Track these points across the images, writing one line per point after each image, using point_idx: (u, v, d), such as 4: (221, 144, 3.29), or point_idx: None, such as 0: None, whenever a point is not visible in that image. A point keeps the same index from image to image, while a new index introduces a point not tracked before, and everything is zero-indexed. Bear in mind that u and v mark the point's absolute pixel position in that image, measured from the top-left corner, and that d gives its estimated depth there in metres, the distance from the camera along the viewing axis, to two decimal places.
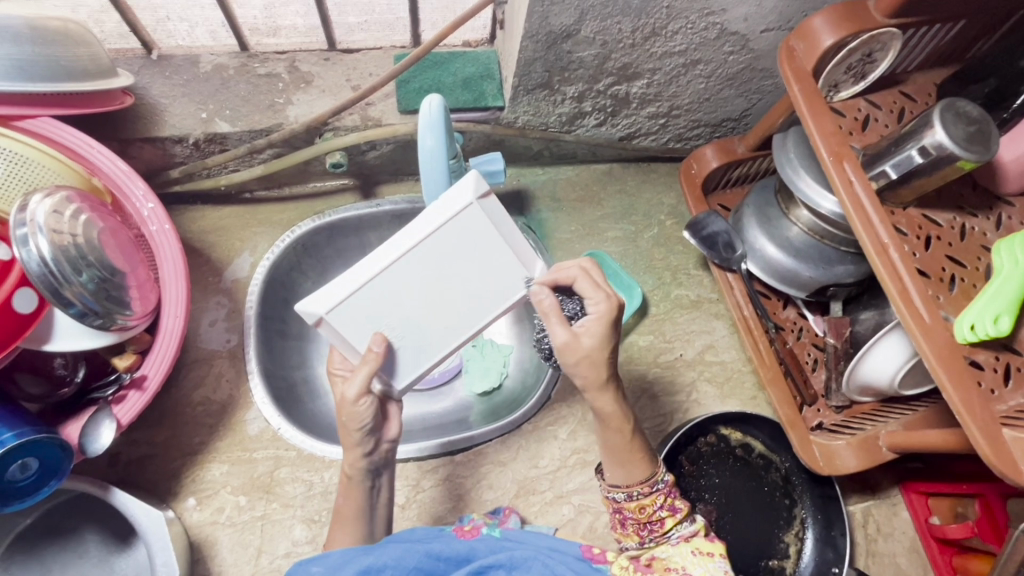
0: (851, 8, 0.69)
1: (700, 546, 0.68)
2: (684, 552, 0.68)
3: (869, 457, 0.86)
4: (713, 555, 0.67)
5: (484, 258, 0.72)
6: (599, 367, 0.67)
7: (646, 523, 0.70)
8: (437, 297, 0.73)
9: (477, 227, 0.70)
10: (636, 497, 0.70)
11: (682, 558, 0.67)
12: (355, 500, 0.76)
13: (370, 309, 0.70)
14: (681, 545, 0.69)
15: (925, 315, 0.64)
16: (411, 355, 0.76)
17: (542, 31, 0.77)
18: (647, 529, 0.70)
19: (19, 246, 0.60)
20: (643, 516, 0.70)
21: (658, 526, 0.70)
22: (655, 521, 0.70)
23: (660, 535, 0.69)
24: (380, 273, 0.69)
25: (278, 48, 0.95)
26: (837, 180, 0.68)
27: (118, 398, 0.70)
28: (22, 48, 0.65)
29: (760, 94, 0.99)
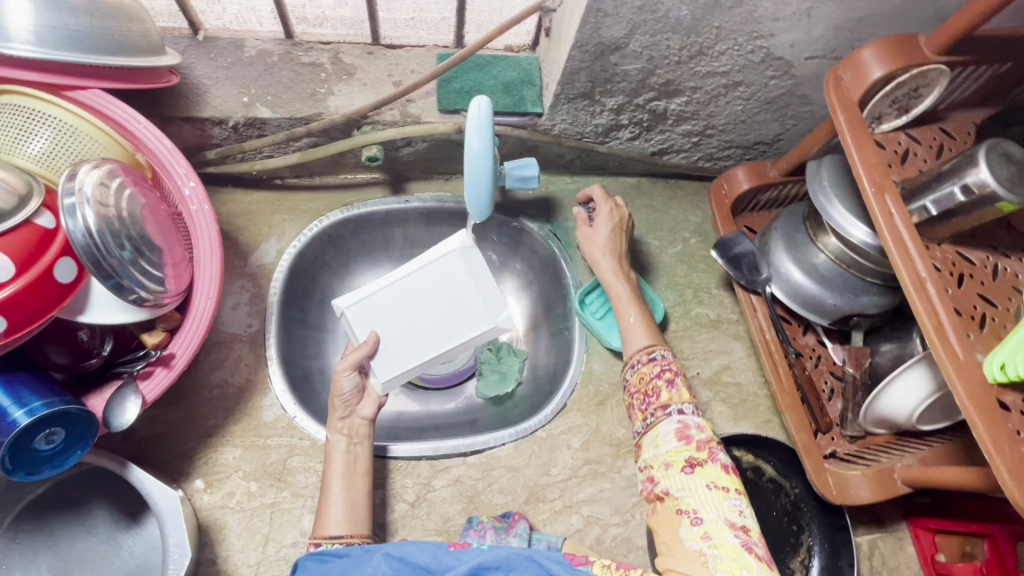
0: (901, 41, 0.69)
1: (714, 479, 0.72)
2: (700, 486, 0.72)
3: (883, 490, 0.86)
4: (727, 490, 0.71)
5: (462, 292, 0.87)
6: (613, 244, 0.96)
7: (645, 395, 0.81)
8: (420, 316, 0.87)
9: (460, 267, 0.87)
10: (638, 368, 0.84)
11: (698, 497, 0.71)
12: (336, 467, 0.79)
13: (372, 310, 0.86)
14: (696, 475, 0.73)
15: (958, 352, 0.64)
16: (389, 361, 0.85)
17: (592, 42, 0.78)
18: (652, 405, 0.80)
19: (66, 215, 0.60)
20: (645, 387, 0.82)
21: (657, 398, 0.80)
22: (654, 394, 0.81)
23: (660, 408, 0.79)
24: (382, 286, 0.87)
25: (323, 38, 0.96)
26: (877, 212, 0.69)
27: (145, 374, 0.70)
28: (79, 19, 0.66)
29: (795, 120, 0.99)
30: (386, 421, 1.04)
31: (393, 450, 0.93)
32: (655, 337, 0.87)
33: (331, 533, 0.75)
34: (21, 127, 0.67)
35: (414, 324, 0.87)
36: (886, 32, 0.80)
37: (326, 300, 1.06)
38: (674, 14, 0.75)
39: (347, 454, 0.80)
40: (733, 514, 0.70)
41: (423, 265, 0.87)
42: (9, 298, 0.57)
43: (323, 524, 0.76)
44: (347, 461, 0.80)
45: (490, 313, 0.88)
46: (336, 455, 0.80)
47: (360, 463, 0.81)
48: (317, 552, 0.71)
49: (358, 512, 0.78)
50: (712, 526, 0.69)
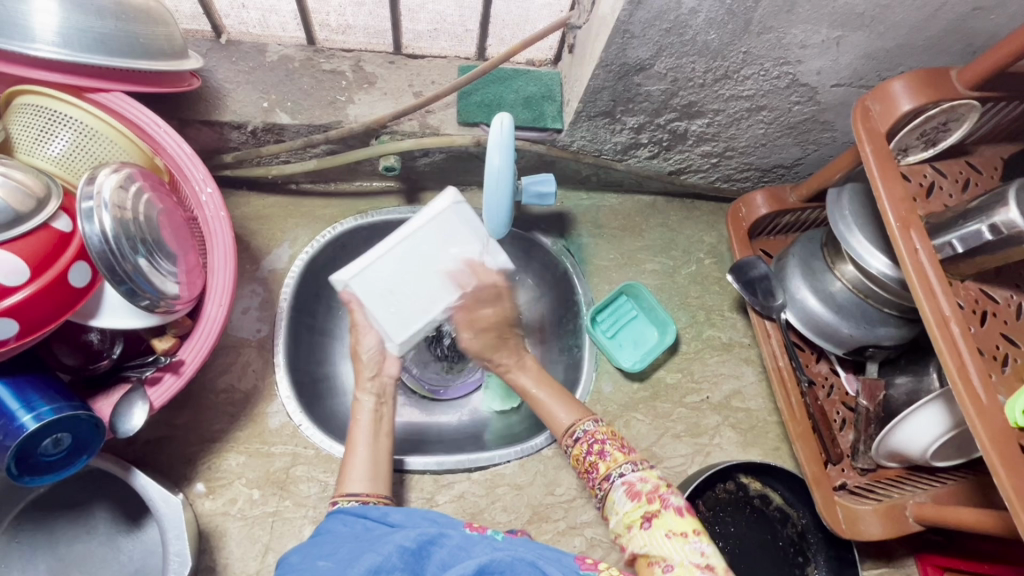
0: (932, 75, 0.68)
1: (671, 526, 0.66)
2: (659, 538, 0.65)
3: (894, 527, 0.85)
4: (687, 535, 0.65)
5: (462, 243, 0.87)
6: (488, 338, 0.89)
7: (586, 471, 0.78)
8: (427, 275, 0.85)
9: (455, 220, 0.86)
10: (570, 450, 0.80)
11: (659, 546, 0.65)
12: (362, 424, 0.80)
13: (379, 279, 0.83)
14: (655, 529, 0.66)
15: (981, 395, 0.63)
16: (402, 320, 0.84)
17: (616, 62, 0.77)
18: (595, 479, 0.76)
19: (83, 219, 0.60)
20: (583, 466, 0.78)
21: (597, 471, 0.76)
22: (592, 468, 0.77)
23: (602, 479, 0.75)
24: (382, 251, 0.84)
25: (345, 45, 0.96)
26: (901, 247, 0.68)
27: (153, 379, 0.70)
28: (106, 22, 0.66)
29: (817, 145, 0.98)
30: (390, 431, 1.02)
31: (409, 463, 0.91)
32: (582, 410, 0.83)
33: (350, 490, 0.74)
34: (42, 128, 0.66)
35: (420, 283, 0.84)
36: (915, 64, 0.79)
37: (335, 306, 1.06)
38: (701, 37, 0.74)
39: (373, 412, 0.82)
40: (697, 558, 0.63)
41: (421, 226, 0.85)
42: (23, 301, 0.56)
43: (345, 481, 0.75)
44: (371, 422, 0.81)
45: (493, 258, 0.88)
46: (362, 414, 0.82)
47: (384, 423, 0.83)
48: (335, 509, 0.70)
49: (381, 473, 0.77)
50: (682, 570, 0.63)
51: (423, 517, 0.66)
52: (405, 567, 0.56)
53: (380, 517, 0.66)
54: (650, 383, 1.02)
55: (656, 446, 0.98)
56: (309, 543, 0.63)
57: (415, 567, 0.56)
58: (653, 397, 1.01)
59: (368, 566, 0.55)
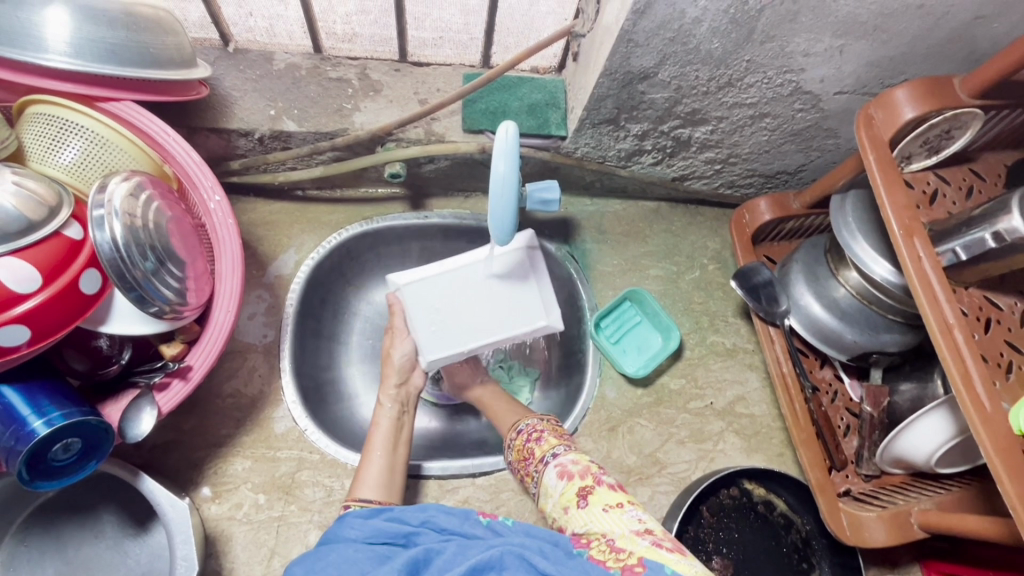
0: (935, 84, 0.68)
1: (607, 501, 0.72)
2: (596, 513, 0.71)
3: (899, 534, 0.85)
4: (621, 505, 0.70)
5: (517, 289, 0.81)
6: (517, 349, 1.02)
7: (525, 460, 0.85)
8: (478, 307, 0.82)
9: (521, 264, 0.81)
10: (512, 445, 0.88)
11: (599, 523, 0.69)
12: (380, 430, 0.82)
13: (432, 297, 0.82)
14: (591, 505, 0.72)
15: (985, 403, 0.63)
16: (440, 340, 0.83)
17: (621, 70, 0.78)
18: (533, 463, 0.83)
19: (94, 227, 0.61)
20: (521, 454, 0.85)
21: (533, 457, 0.83)
22: (529, 455, 0.84)
23: (539, 463, 0.82)
24: (445, 269, 0.81)
25: (351, 53, 0.97)
26: (905, 255, 0.68)
27: (161, 385, 0.70)
28: (116, 33, 0.67)
29: (821, 152, 0.98)
30: None
31: (426, 469, 0.92)
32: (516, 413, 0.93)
33: (362, 495, 0.74)
34: (54, 137, 0.67)
35: (472, 316, 0.82)
36: (919, 71, 0.79)
37: (340, 311, 1.06)
38: (705, 46, 0.74)
39: (394, 419, 0.83)
40: (635, 527, 0.67)
41: (490, 258, 0.80)
42: (35, 308, 0.57)
43: (357, 487, 0.76)
44: (389, 431, 0.82)
45: (544, 316, 0.82)
46: (382, 420, 0.83)
47: (403, 432, 0.84)
48: (344, 512, 0.69)
49: (394, 483, 0.78)
50: (624, 540, 0.65)
51: (437, 509, 0.67)
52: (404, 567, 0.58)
53: (393, 514, 0.66)
54: (654, 388, 1.02)
55: (660, 452, 0.98)
56: (314, 553, 0.61)
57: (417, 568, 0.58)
58: (657, 403, 1.01)
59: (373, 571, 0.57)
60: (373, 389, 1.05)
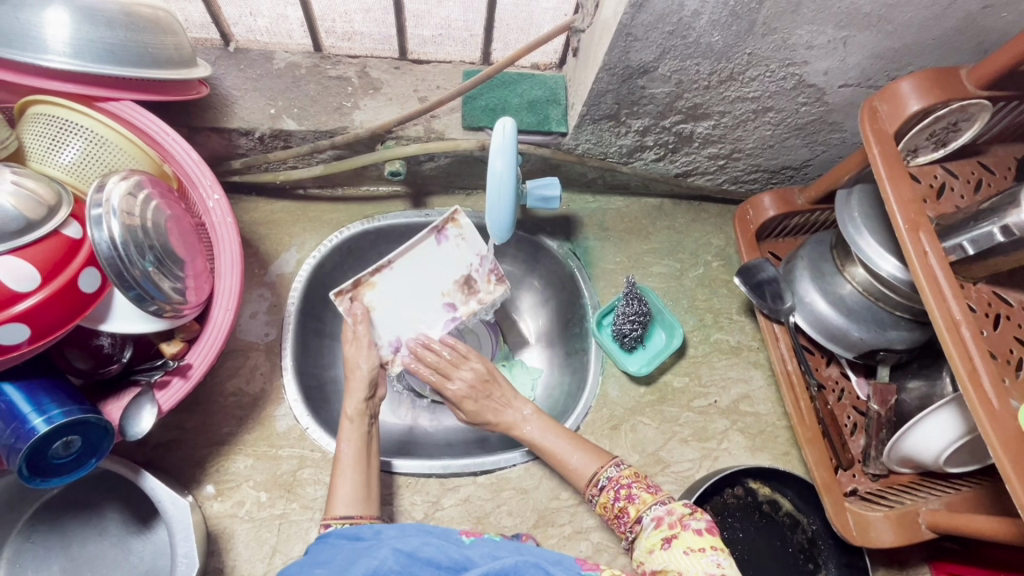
0: (941, 75, 0.67)
1: (690, 544, 0.64)
2: (677, 555, 0.64)
3: (906, 534, 0.83)
4: (703, 549, 0.63)
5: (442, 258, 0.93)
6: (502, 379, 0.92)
7: (618, 518, 0.76)
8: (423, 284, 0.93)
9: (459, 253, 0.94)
10: (597, 501, 0.78)
11: (678, 562, 0.64)
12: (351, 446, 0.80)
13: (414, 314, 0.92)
14: (674, 547, 0.65)
15: (993, 401, 0.61)
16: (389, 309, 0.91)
17: (620, 65, 0.77)
18: (625, 523, 0.74)
19: (93, 226, 0.61)
20: (611, 511, 0.76)
21: (628, 516, 0.74)
22: (624, 511, 0.75)
23: (634, 522, 0.73)
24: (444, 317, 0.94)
25: (350, 52, 0.97)
26: (910, 250, 0.67)
27: (161, 383, 0.71)
28: (115, 33, 0.67)
29: (826, 146, 0.97)
30: (397, 435, 1.02)
31: (397, 466, 0.91)
32: (603, 456, 0.82)
33: (341, 513, 0.74)
34: (53, 137, 0.67)
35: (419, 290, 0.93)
36: (925, 62, 0.78)
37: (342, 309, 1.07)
38: (705, 39, 0.73)
39: (363, 433, 0.82)
40: (712, 569, 0.61)
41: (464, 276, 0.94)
42: (34, 307, 0.57)
43: (333, 502, 0.76)
44: (361, 446, 0.81)
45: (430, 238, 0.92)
46: (352, 435, 0.82)
47: (374, 442, 0.83)
48: (325, 532, 0.68)
49: (372, 494, 0.78)
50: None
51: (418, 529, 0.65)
52: (401, 568, 0.57)
53: (373, 534, 0.66)
54: (657, 387, 1.01)
55: (663, 451, 0.97)
56: (306, 558, 0.62)
57: (410, 568, 0.57)
58: (660, 401, 1.00)
59: (363, 570, 0.56)
60: None
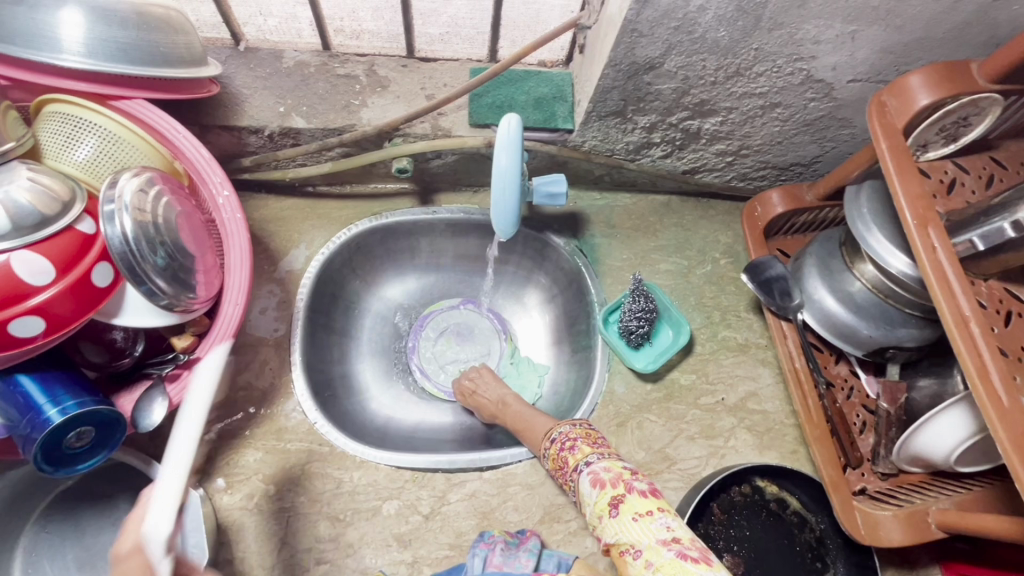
0: (952, 68, 0.66)
1: (636, 509, 0.73)
2: (629, 524, 0.72)
3: (916, 533, 0.82)
4: (651, 513, 0.72)
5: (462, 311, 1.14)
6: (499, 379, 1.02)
7: (563, 470, 0.83)
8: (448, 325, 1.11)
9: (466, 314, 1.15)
10: (547, 456, 0.85)
11: (630, 533, 0.72)
12: None
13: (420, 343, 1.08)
14: (622, 514, 0.73)
15: (1002, 398, 0.60)
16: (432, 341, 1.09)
17: (626, 61, 0.77)
18: (567, 473, 0.82)
19: (105, 222, 0.63)
20: (557, 465, 0.83)
21: (568, 466, 0.81)
22: (567, 463, 0.82)
23: (575, 472, 0.80)
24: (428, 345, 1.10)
25: (358, 50, 0.98)
26: (919, 246, 0.66)
27: (172, 376, 0.72)
28: (128, 32, 0.68)
29: (835, 142, 0.96)
30: (404, 431, 1.03)
31: (402, 460, 0.91)
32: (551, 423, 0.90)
33: None
34: (68, 135, 0.69)
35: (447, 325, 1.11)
36: (937, 56, 0.77)
37: (351, 306, 1.08)
38: (711, 35, 0.73)
39: None
40: (662, 535, 0.70)
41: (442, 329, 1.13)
42: (49, 300, 0.59)
43: None
44: None
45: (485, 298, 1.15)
46: None
47: None
48: None
49: None
50: (650, 552, 0.69)
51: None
52: None
53: None
54: (664, 384, 1.01)
55: (670, 448, 0.97)
56: None
57: None
58: (667, 398, 1.00)
59: None
60: (383, 385, 1.07)
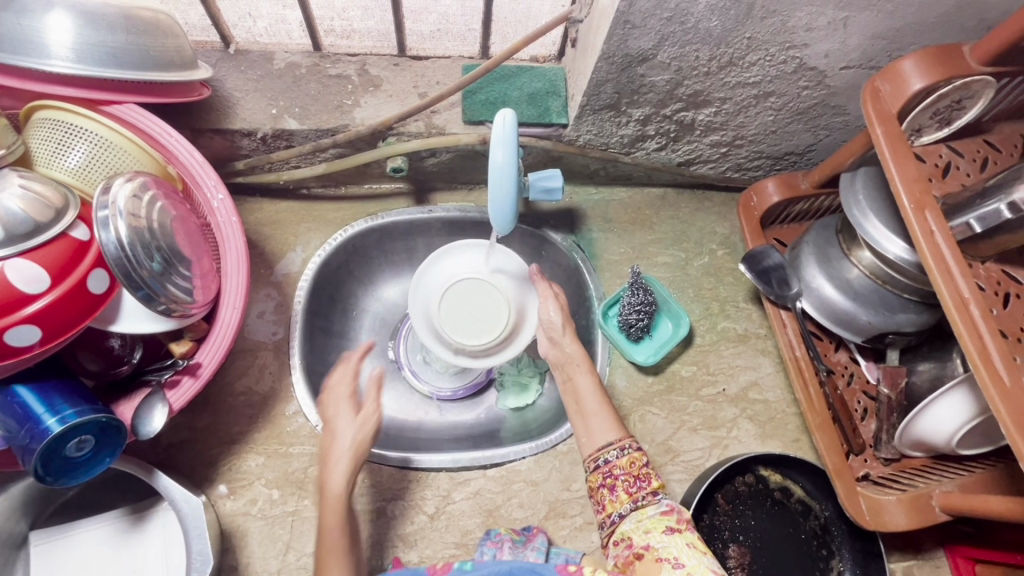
0: (944, 52, 0.66)
1: (694, 540, 0.66)
2: (680, 544, 0.65)
3: (919, 516, 0.83)
4: (707, 551, 0.65)
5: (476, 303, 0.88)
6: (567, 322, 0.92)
7: (635, 479, 0.74)
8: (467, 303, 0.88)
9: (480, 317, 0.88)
10: (627, 452, 0.76)
11: (678, 549, 0.65)
12: None
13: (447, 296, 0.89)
14: (677, 536, 0.66)
15: (1004, 379, 0.60)
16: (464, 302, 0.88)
17: (618, 54, 0.77)
18: (641, 489, 0.73)
19: (99, 227, 0.62)
20: (635, 470, 0.74)
21: (647, 483, 0.73)
22: (645, 477, 0.74)
23: (651, 492, 0.72)
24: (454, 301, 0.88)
25: (349, 50, 0.97)
26: (917, 230, 0.66)
27: (171, 383, 0.71)
28: (117, 36, 0.68)
29: (829, 130, 0.96)
30: (406, 432, 1.03)
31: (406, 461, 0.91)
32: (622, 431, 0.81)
33: None
34: (59, 141, 0.68)
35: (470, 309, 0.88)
36: (927, 41, 0.77)
37: (349, 307, 1.07)
38: (704, 24, 0.73)
39: None
40: (715, 565, 0.62)
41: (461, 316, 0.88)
42: (44, 309, 0.58)
43: None
44: None
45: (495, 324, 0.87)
46: None
47: None
48: None
49: None
50: (694, 568, 0.62)
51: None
52: None
53: None
54: (665, 376, 1.01)
55: (672, 440, 0.97)
56: None
57: None
58: (669, 391, 1.00)
59: None
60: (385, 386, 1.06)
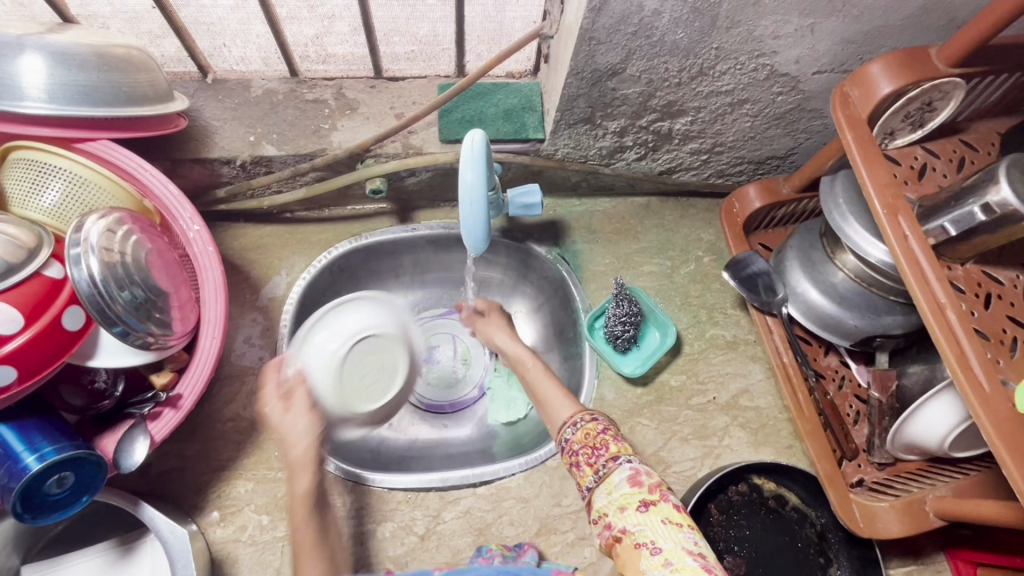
0: (910, 55, 0.66)
1: (669, 514, 0.65)
2: (655, 523, 0.64)
3: (913, 523, 0.82)
4: (682, 524, 0.64)
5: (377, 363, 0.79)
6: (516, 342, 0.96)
7: (594, 449, 0.73)
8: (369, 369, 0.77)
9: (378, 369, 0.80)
10: (581, 426, 0.76)
11: (654, 530, 0.64)
12: None
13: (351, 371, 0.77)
14: (651, 514, 0.65)
15: (983, 383, 0.60)
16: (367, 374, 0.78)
17: (587, 70, 0.77)
18: (600, 457, 0.72)
19: (72, 265, 0.63)
20: (592, 442, 0.73)
21: (605, 450, 0.72)
22: (603, 445, 0.73)
23: (611, 459, 0.71)
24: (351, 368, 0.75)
25: (326, 74, 0.98)
26: (891, 235, 0.65)
27: (153, 415, 0.72)
28: (87, 74, 0.68)
29: (809, 134, 0.96)
30: (398, 450, 1.03)
31: (395, 482, 0.91)
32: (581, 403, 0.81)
33: None
34: (34, 180, 0.71)
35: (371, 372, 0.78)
36: (899, 43, 0.77)
37: None
38: (669, 37, 0.73)
39: None
40: (690, 545, 0.62)
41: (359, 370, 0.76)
42: (20, 347, 0.59)
43: None
44: None
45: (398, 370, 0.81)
46: None
47: None
48: None
49: None
50: (671, 553, 0.62)
51: None
52: None
53: None
54: (654, 386, 1.00)
55: (664, 451, 0.96)
56: None
57: None
58: (659, 401, 0.99)
59: None
60: None
